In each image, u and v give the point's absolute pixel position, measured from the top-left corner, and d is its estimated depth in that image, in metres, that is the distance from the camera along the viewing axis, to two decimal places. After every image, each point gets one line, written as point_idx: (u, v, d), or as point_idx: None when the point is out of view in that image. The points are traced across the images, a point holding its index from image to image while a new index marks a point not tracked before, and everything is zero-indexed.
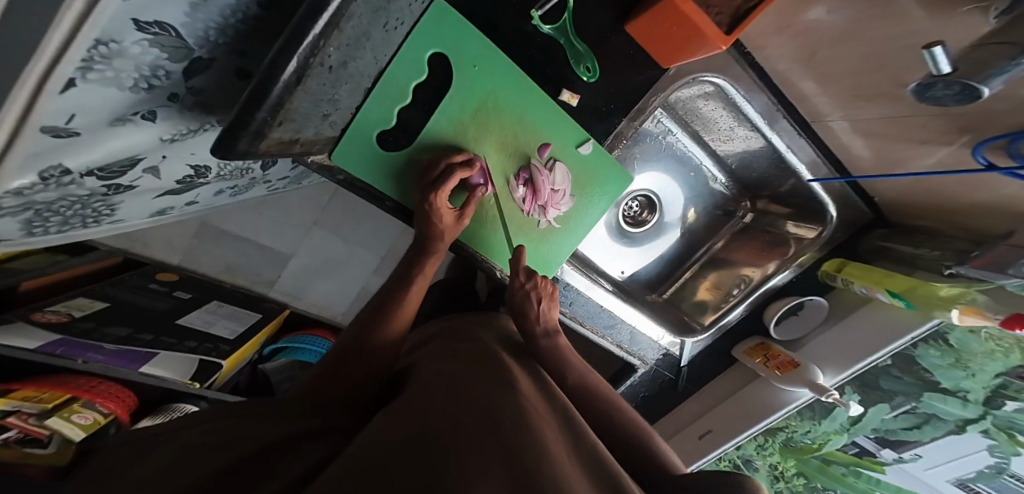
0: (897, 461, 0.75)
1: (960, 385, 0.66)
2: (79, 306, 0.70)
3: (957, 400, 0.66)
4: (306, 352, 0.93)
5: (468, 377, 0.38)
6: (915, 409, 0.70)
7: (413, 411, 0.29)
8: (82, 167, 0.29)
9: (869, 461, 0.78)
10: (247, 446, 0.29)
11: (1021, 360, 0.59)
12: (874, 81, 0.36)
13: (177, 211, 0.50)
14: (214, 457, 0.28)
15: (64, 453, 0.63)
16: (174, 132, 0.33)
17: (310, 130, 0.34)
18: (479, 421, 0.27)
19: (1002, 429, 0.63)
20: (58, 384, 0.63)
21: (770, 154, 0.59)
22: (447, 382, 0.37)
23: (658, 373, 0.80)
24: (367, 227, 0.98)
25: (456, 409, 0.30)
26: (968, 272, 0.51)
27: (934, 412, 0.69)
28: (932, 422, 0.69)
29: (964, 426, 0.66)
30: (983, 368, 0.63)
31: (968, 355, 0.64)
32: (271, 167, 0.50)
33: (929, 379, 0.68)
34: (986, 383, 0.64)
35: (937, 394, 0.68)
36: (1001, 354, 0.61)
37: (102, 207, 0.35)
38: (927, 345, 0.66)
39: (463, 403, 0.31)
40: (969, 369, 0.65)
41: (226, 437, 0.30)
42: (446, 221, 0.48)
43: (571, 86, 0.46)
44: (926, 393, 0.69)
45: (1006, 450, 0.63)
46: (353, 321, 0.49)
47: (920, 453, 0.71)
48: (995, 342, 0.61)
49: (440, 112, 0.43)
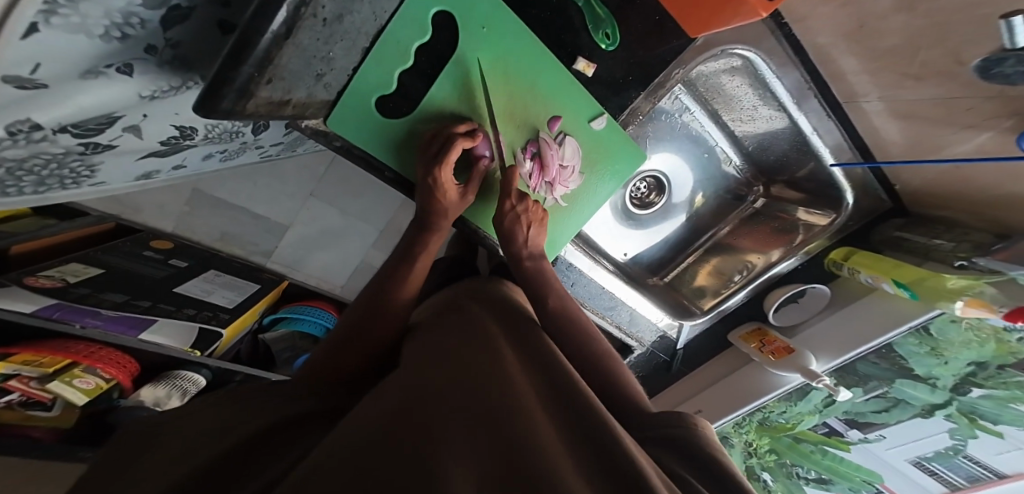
0: (862, 441, 0.80)
1: (932, 372, 0.67)
2: (73, 271, 0.68)
3: (927, 386, 0.68)
4: (309, 323, 0.93)
5: (463, 348, 0.37)
6: (886, 393, 0.73)
7: (404, 389, 0.28)
8: (54, 122, 0.26)
9: (835, 440, 0.83)
10: (248, 430, 0.28)
11: (995, 351, 0.60)
12: (930, 55, 0.33)
13: (164, 175, 0.48)
14: (215, 441, 0.27)
15: (69, 415, 0.65)
16: (154, 89, 0.30)
17: (303, 91, 0.32)
18: (470, 408, 0.26)
19: (965, 414, 0.66)
20: (57, 349, 0.61)
21: (792, 136, 0.56)
22: (441, 352, 0.36)
23: (653, 355, 0.81)
24: (366, 201, 0.96)
25: (448, 388, 0.28)
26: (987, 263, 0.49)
27: (904, 397, 0.71)
28: (900, 406, 0.73)
29: (931, 410, 0.69)
30: (957, 357, 0.64)
31: (945, 344, 0.64)
32: (263, 131, 0.47)
33: (904, 365, 0.69)
34: (957, 370, 0.65)
35: (909, 381, 0.69)
36: (976, 346, 0.61)
37: (81, 167, 0.33)
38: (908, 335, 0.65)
39: (455, 382, 0.30)
40: (943, 357, 0.65)
41: (229, 423, 0.30)
42: (450, 196, 0.46)
43: (588, 54, 0.43)
44: (898, 380, 0.70)
45: (965, 433, 0.66)
46: (359, 294, 0.47)
47: (883, 434, 0.76)
48: (972, 333, 0.61)
49: (444, 77, 0.41)
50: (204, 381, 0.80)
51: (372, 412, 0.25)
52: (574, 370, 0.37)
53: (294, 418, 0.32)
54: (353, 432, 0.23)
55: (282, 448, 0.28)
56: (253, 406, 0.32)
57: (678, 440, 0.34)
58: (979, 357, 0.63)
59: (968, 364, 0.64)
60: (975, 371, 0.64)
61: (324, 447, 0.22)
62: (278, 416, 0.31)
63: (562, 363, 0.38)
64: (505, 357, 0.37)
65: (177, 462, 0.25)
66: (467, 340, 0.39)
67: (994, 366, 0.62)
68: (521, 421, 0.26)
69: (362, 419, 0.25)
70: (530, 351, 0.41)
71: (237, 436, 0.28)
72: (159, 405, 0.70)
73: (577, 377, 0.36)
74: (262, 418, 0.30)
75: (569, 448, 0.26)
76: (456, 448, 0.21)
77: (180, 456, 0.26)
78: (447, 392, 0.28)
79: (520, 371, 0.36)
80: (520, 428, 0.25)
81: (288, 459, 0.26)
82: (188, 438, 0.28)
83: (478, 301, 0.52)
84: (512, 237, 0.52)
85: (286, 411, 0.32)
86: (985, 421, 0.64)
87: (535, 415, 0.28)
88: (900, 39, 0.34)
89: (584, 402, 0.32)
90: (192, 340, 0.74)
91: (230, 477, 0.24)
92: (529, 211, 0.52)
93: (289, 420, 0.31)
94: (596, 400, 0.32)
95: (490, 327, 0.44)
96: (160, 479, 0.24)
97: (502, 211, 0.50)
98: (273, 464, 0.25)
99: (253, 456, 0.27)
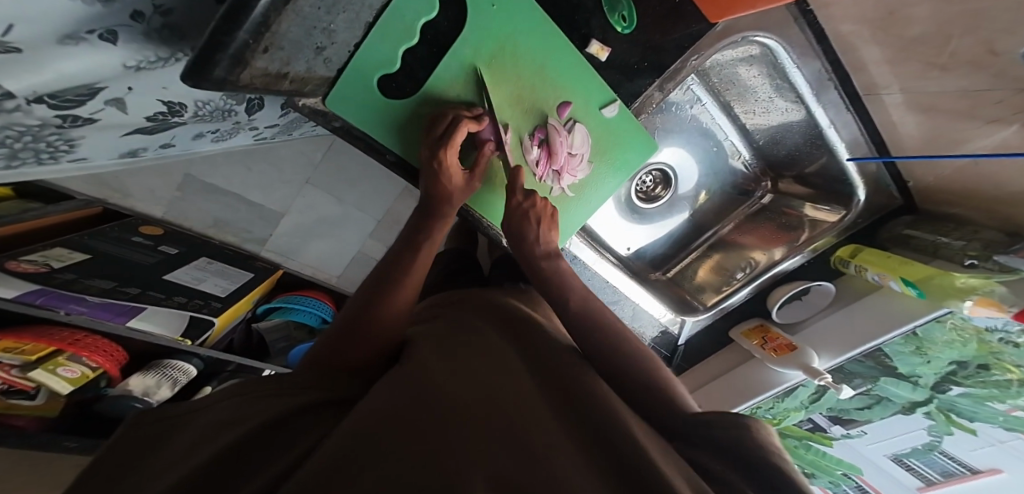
0: (845, 436, 0.82)
1: (915, 371, 0.66)
2: (59, 257, 0.62)
3: (909, 385, 0.68)
4: (299, 312, 0.91)
5: (476, 359, 0.35)
6: (869, 390, 0.73)
7: (418, 389, 0.27)
8: (28, 91, 0.24)
9: (819, 435, 0.86)
10: (259, 421, 0.27)
11: (977, 350, 0.59)
12: (963, 44, 0.32)
13: (152, 153, 0.45)
14: (221, 436, 0.26)
15: (54, 404, 0.63)
16: (140, 60, 0.28)
17: (301, 64, 0.30)
18: (486, 418, 0.25)
19: (943, 411, 0.66)
20: (42, 336, 0.58)
21: (807, 129, 0.55)
22: (453, 358, 0.34)
23: (653, 352, 0.78)
24: (363, 189, 0.92)
25: (465, 398, 0.27)
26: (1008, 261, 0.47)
27: (887, 394, 0.72)
28: (883, 403, 0.73)
29: (912, 407, 0.70)
30: (940, 356, 0.63)
31: (928, 344, 0.62)
32: (257, 111, 0.44)
33: (887, 364, 0.68)
34: (939, 369, 0.64)
35: (893, 379, 0.69)
36: (959, 344, 0.60)
37: (59, 141, 0.31)
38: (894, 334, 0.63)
39: (469, 392, 0.28)
40: (926, 356, 0.64)
41: (232, 417, 0.28)
42: (456, 182, 0.45)
43: (602, 36, 0.41)
44: (883, 378, 0.70)
45: (941, 430, 0.68)
46: (360, 287, 0.45)
47: (865, 430, 0.78)
48: (956, 332, 0.59)
49: (451, 57, 0.39)
50: (194, 371, 0.79)
51: (383, 410, 0.24)
52: (594, 384, 0.35)
53: (303, 410, 0.30)
54: (362, 433, 0.21)
55: (291, 443, 0.26)
56: (265, 395, 0.31)
57: (728, 445, 0.31)
58: (961, 356, 0.61)
59: (949, 363, 0.63)
60: (955, 370, 0.63)
61: (331, 447, 0.20)
62: (287, 406, 0.29)
63: (578, 377, 0.37)
64: (518, 373, 0.36)
65: (174, 468, 0.23)
66: (479, 349, 0.38)
67: (975, 366, 0.60)
68: (543, 442, 0.24)
69: (375, 417, 0.23)
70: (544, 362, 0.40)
71: (247, 428, 0.26)
72: (149, 395, 0.69)
73: (597, 391, 0.34)
74: (273, 408, 0.29)
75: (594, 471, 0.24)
76: (478, 461, 0.19)
77: (186, 457, 0.24)
78: (461, 402, 0.26)
79: (536, 390, 0.34)
80: (542, 448, 0.23)
81: (292, 458, 0.24)
82: (197, 437, 0.27)
83: (486, 312, 0.51)
84: (523, 237, 0.51)
85: (297, 401, 0.30)
86: (960, 418, 0.65)
87: (554, 436, 0.26)
88: (932, 27, 0.33)
89: (608, 419, 0.30)
90: (182, 329, 0.74)
91: (231, 479, 0.22)
92: (536, 208, 0.51)
93: (299, 410, 0.29)
94: (618, 415, 0.30)
95: (501, 341, 0.43)
96: (156, 488, 0.22)
97: (510, 208, 0.50)
98: (277, 463, 0.24)
99: (252, 453, 0.25)
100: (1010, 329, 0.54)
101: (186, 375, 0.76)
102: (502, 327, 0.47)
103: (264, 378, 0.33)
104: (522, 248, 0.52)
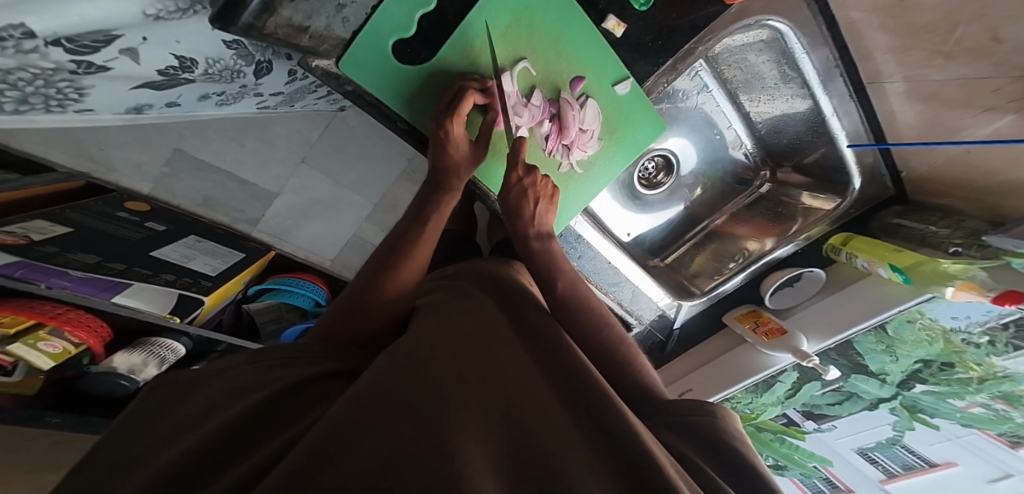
0: (816, 431, 0.86)
1: (884, 368, 0.71)
2: (38, 228, 0.56)
3: (877, 381, 0.73)
4: (299, 296, 0.89)
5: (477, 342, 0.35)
6: (841, 386, 0.78)
7: (425, 365, 0.27)
8: (49, 32, 0.23)
9: (794, 430, 0.89)
10: (268, 390, 0.27)
11: (942, 349, 0.64)
12: (968, 32, 0.34)
13: (156, 112, 0.44)
14: (238, 402, 0.26)
15: (32, 381, 0.60)
16: (160, 8, 0.27)
17: (321, 20, 0.33)
18: (489, 403, 0.26)
19: (907, 407, 0.72)
20: (18, 307, 0.55)
21: (810, 117, 0.56)
22: (456, 336, 0.34)
23: (650, 334, 0.82)
24: (362, 171, 0.82)
25: (472, 379, 0.27)
26: (1003, 242, 0.48)
27: (856, 390, 0.76)
28: (852, 399, 0.78)
29: (877, 404, 0.76)
30: (909, 354, 0.67)
31: (898, 342, 0.67)
32: (265, 75, 0.43)
33: (859, 362, 0.73)
34: (906, 367, 0.69)
35: (863, 376, 0.74)
36: (926, 343, 0.65)
37: (69, 89, 0.30)
38: (867, 332, 0.68)
39: (472, 372, 0.29)
40: (896, 354, 0.69)
41: (243, 386, 0.28)
42: (462, 151, 0.45)
43: (619, 11, 0.42)
44: (853, 375, 0.74)
45: (904, 425, 0.74)
46: (369, 258, 0.44)
47: (835, 425, 0.82)
48: (924, 332, 0.64)
49: (467, 24, 0.38)
50: (183, 350, 0.77)
51: (385, 385, 0.24)
52: (595, 371, 0.35)
53: (316, 379, 0.30)
54: (369, 404, 0.21)
55: (300, 413, 0.26)
56: (279, 365, 0.31)
57: (698, 433, 0.35)
58: (927, 355, 0.66)
59: (915, 362, 0.68)
60: (921, 368, 0.68)
61: (329, 422, 0.20)
62: (301, 375, 0.30)
63: (583, 364, 0.36)
64: (521, 361, 0.35)
65: (190, 436, 0.24)
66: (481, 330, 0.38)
67: (938, 365, 0.66)
68: (537, 431, 0.25)
69: (377, 392, 0.23)
70: (542, 340, 0.40)
71: (256, 397, 0.26)
72: (133, 372, 0.68)
73: (598, 379, 0.33)
74: (282, 378, 0.29)
75: (592, 472, 0.23)
76: (474, 453, 0.19)
77: (195, 430, 0.25)
78: (465, 382, 0.27)
79: (539, 379, 0.33)
80: (544, 448, 0.23)
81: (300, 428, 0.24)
82: (213, 405, 0.27)
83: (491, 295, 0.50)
84: (519, 213, 0.52)
85: (306, 371, 0.30)
86: (923, 415, 0.71)
87: (550, 422, 0.27)
88: (939, 15, 0.34)
89: (602, 405, 0.29)
90: (171, 306, 0.69)
91: (236, 449, 0.22)
92: (536, 186, 0.51)
93: (309, 384, 0.29)
94: (620, 409, 0.29)
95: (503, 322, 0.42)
96: (174, 450, 0.22)
97: (508, 184, 0.49)
98: (286, 434, 0.24)
99: (268, 422, 0.25)
100: (971, 331, 0.60)
101: (179, 355, 0.75)
102: (506, 308, 0.47)
103: (274, 346, 0.33)
104: (516, 230, 0.53)
